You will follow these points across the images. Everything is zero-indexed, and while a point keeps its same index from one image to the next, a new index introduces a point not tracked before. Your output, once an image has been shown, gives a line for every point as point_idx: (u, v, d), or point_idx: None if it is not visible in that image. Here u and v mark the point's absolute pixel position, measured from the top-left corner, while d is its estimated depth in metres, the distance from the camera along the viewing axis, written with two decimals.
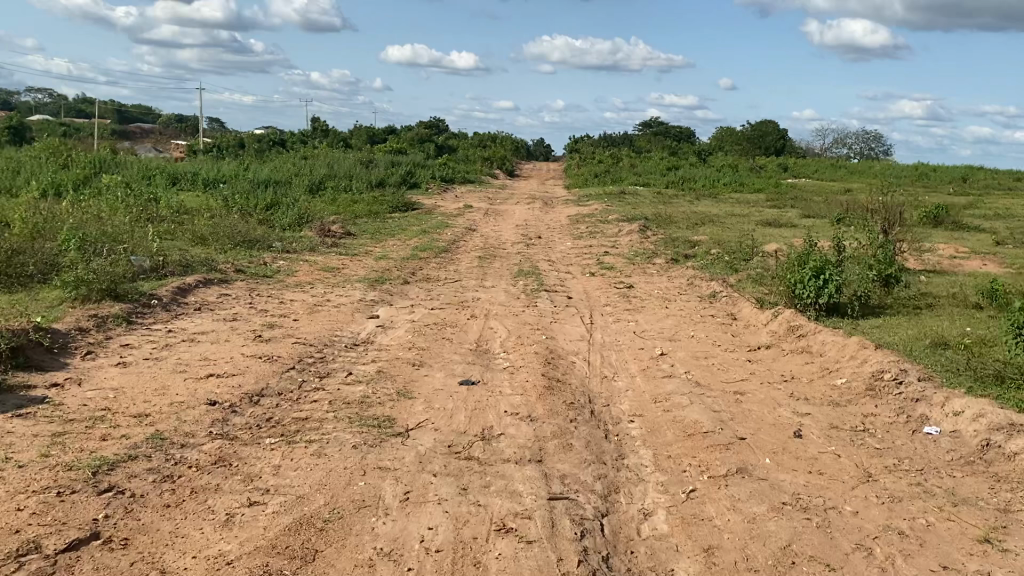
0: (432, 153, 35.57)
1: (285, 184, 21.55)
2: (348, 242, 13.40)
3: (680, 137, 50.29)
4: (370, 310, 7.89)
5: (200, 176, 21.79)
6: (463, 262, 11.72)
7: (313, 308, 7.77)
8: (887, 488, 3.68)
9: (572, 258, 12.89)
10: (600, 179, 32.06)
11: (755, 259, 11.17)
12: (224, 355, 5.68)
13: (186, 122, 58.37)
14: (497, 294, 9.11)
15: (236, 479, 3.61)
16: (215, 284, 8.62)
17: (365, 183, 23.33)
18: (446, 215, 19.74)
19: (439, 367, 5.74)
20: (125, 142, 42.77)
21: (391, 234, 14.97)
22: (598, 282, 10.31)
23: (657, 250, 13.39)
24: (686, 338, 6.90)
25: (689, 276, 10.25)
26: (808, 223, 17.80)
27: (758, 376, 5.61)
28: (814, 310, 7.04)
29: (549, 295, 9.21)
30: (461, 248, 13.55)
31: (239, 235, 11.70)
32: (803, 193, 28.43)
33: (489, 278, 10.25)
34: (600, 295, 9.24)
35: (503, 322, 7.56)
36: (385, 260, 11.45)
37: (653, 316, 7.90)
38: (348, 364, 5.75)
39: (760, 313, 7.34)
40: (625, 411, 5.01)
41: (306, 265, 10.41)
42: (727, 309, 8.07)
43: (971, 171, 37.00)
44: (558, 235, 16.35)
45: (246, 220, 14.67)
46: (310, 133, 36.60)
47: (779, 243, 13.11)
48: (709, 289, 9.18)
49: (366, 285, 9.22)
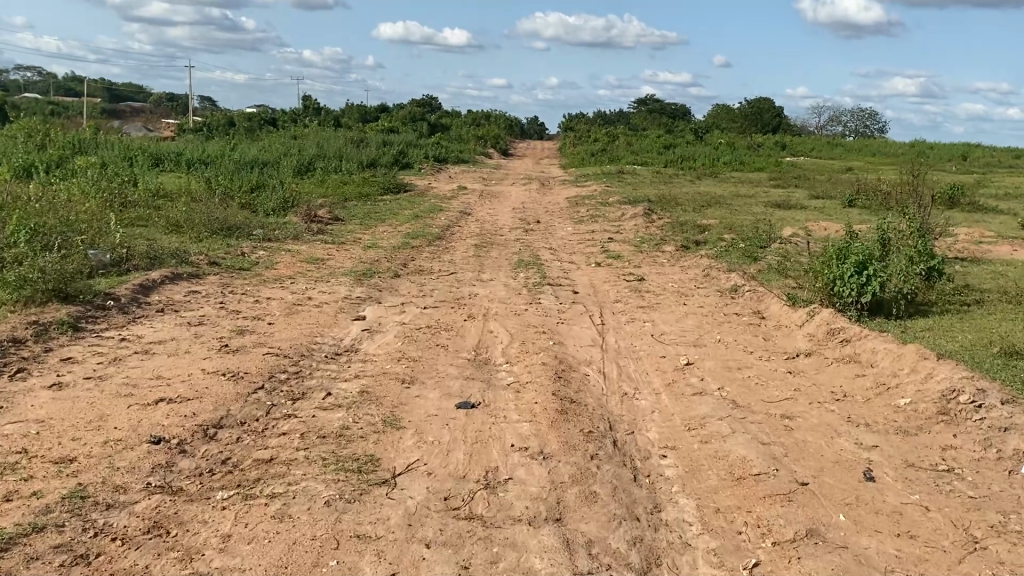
0: (425, 131, 34.49)
1: (272, 165, 20.61)
2: (336, 229, 12.52)
3: (676, 115, 49.39)
4: (355, 310, 7.06)
5: (183, 157, 20.80)
6: (459, 251, 10.90)
7: (291, 308, 6.93)
8: (1004, 562, 2.94)
9: (575, 245, 12.09)
10: (597, 158, 31.11)
11: (773, 248, 10.35)
12: (181, 374, 4.85)
13: (177, 101, 57.04)
14: (497, 289, 8.27)
15: (171, 558, 2.84)
16: (184, 278, 7.78)
17: (355, 163, 22.40)
18: (440, 197, 18.85)
19: (432, 385, 4.92)
20: (112, 121, 41.64)
21: (381, 219, 14.12)
22: (605, 273, 9.50)
23: (665, 235, 12.60)
24: (713, 343, 6.09)
25: (705, 266, 9.45)
26: (818, 204, 16.99)
27: (805, 395, 4.81)
28: (855, 309, 6.23)
29: (553, 289, 8.38)
30: (456, 235, 12.73)
31: (217, 222, 10.82)
32: (806, 172, 27.60)
33: (487, 269, 9.43)
34: (610, 289, 8.41)
35: (505, 324, 6.73)
36: (374, 249, 10.60)
37: (672, 315, 7.10)
38: (327, 381, 4.93)
39: (793, 313, 6.53)
40: (654, 440, 4.23)
41: (288, 256, 9.56)
42: (753, 307, 7.26)
43: (972, 149, 36.31)
44: (558, 219, 15.54)
45: (227, 204, 13.79)
46: (301, 111, 35.53)
47: (794, 228, 12.33)
48: (729, 282, 8.36)
49: (353, 279, 8.38)
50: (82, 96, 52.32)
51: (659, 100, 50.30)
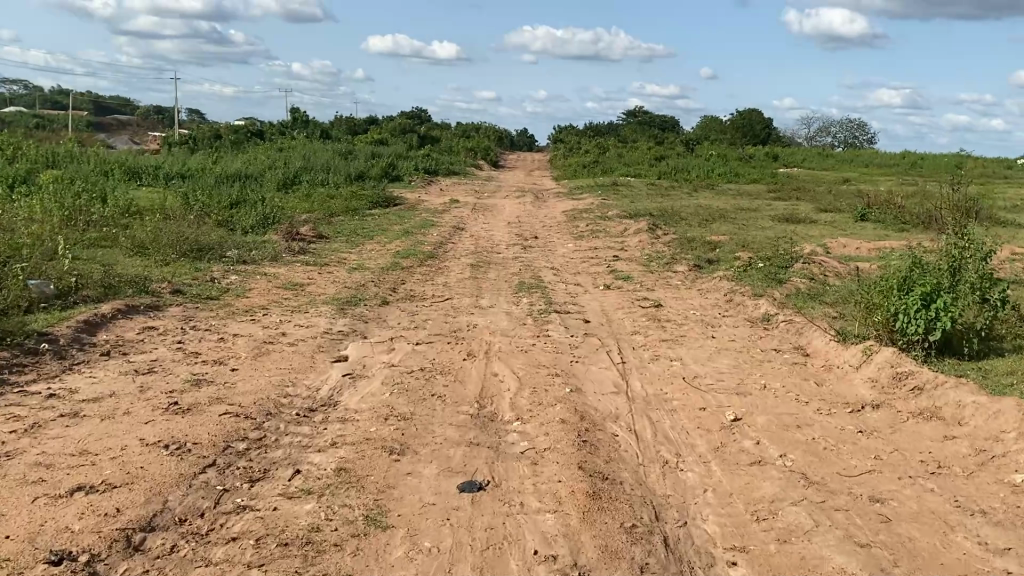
0: (415, 142, 33.69)
1: (255, 179, 19.65)
2: (320, 248, 11.54)
3: (667, 126, 48.92)
4: (336, 349, 6.08)
5: (162, 170, 19.80)
6: (453, 272, 9.98)
7: (261, 348, 5.95)
8: None
9: (578, 264, 11.20)
10: (590, 169, 30.34)
11: (797, 268, 9.49)
12: (111, 447, 3.86)
13: (165, 114, 56.05)
14: (498, 319, 7.32)
15: None
16: (140, 311, 6.79)
17: (343, 176, 21.48)
18: (430, 211, 17.94)
19: (428, 456, 3.96)
20: (97, 133, 40.63)
21: (369, 236, 13.17)
22: (616, 297, 8.58)
23: (675, 252, 11.72)
24: (758, 390, 5.16)
25: (727, 288, 8.57)
26: (828, 218, 16.19)
27: (890, 466, 3.91)
28: (921, 349, 5.32)
29: (561, 318, 7.45)
30: (449, 253, 11.79)
31: (187, 243, 9.83)
32: (805, 183, 26.95)
33: (486, 294, 8.49)
34: (625, 318, 7.47)
35: (511, 365, 5.77)
36: (360, 271, 9.62)
37: (701, 350, 6.17)
38: (297, 454, 3.97)
39: (846, 352, 5.63)
40: (717, 536, 3.32)
41: (263, 281, 8.58)
42: (793, 341, 6.34)
43: (967, 159, 35.85)
44: (557, 234, 14.66)
45: (203, 223, 12.81)
46: (288, 122, 34.63)
47: (811, 246, 11.49)
48: (759, 308, 7.46)
49: (335, 309, 7.41)
50: (66, 107, 51.26)
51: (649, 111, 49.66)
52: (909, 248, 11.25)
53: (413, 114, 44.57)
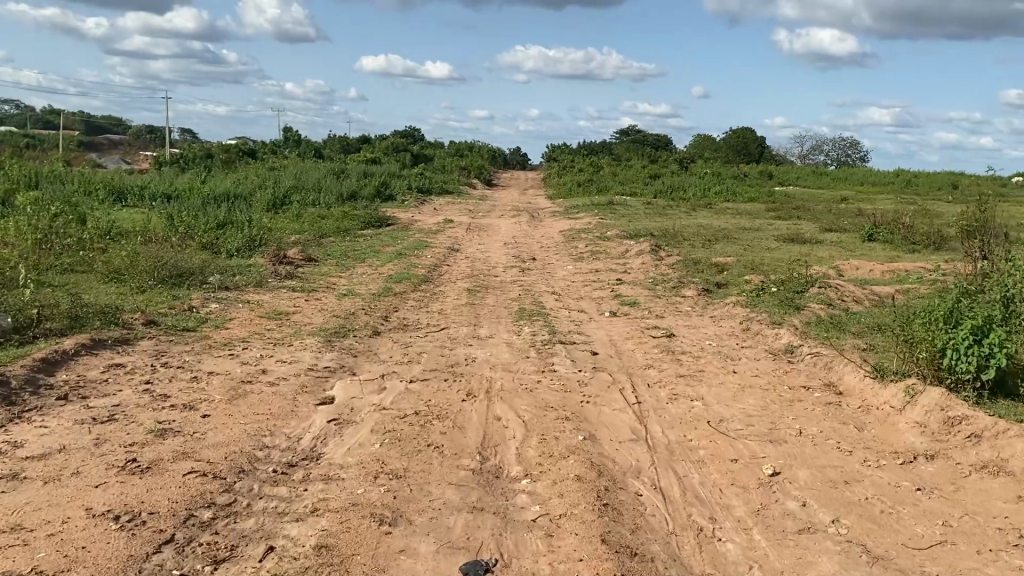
0: (408, 161, 33.29)
1: (244, 199, 19.12)
2: (308, 272, 10.96)
3: (659, 145, 48.78)
4: (321, 389, 5.50)
5: (148, 190, 19.24)
6: (449, 297, 9.44)
7: (238, 389, 5.37)
8: None
9: (580, 287, 10.69)
10: (585, 188, 29.93)
11: (813, 293, 8.99)
12: (50, 520, 3.27)
13: (157, 133, 55.58)
14: (498, 351, 6.77)
15: None
16: (107, 346, 6.22)
17: (334, 196, 20.99)
18: (424, 231, 17.43)
19: (424, 528, 3.40)
20: (87, 153, 40.10)
21: (360, 259, 12.63)
22: (623, 325, 8.05)
23: (680, 275, 11.23)
24: (793, 438, 4.62)
25: (742, 316, 8.06)
26: (833, 238, 15.75)
27: (963, 536, 3.38)
28: (973, 389, 4.78)
29: (567, 349, 6.91)
30: (444, 276, 11.26)
31: (166, 269, 9.27)
32: (803, 202, 26.60)
33: (484, 323, 7.94)
34: (635, 349, 6.93)
35: (515, 407, 5.20)
36: (350, 297, 9.06)
37: (724, 389, 5.63)
38: (273, 526, 3.41)
39: (886, 393, 5.10)
40: None
41: (246, 310, 8.02)
42: (823, 377, 5.81)
43: (960, 177, 35.72)
44: (555, 256, 14.16)
45: (186, 247, 12.25)
46: (280, 141, 34.20)
47: (821, 269, 11.02)
48: (779, 340, 6.94)
49: (322, 341, 6.85)
50: (58, 127, 50.78)
51: (642, 129, 49.48)
52: (925, 271, 10.78)
53: (406, 133, 44.21)
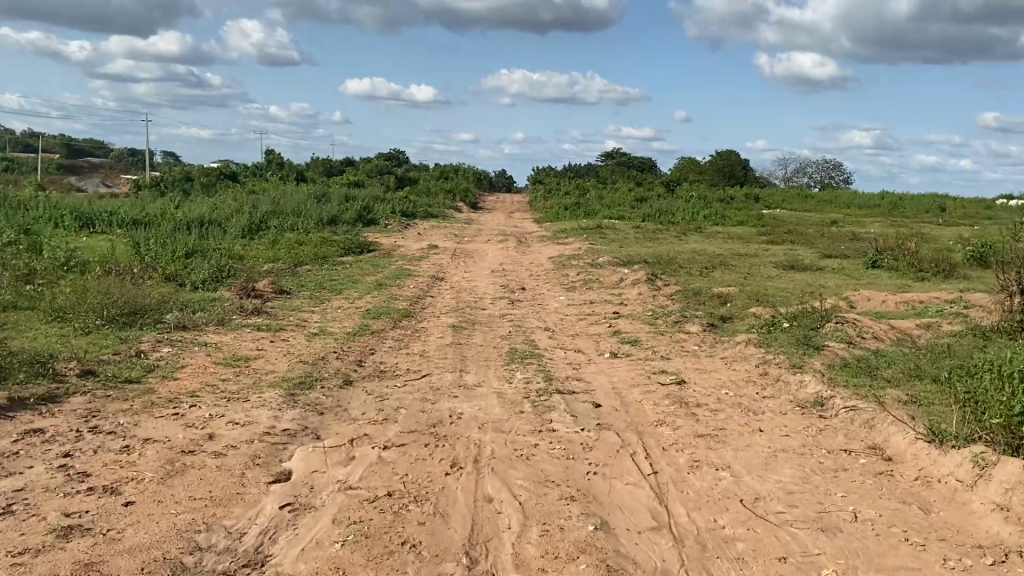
0: (392, 185, 32.54)
1: (219, 224, 18.21)
2: (279, 307, 10.04)
3: (644, 168, 48.49)
4: (276, 461, 4.62)
5: (117, 215, 18.28)
6: (432, 336, 8.57)
7: (175, 463, 4.47)
8: None
9: (574, 322, 9.88)
10: (573, 212, 29.24)
11: (830, 330, 8.21)
12: None
13: (141, 156, 54.55)
14: (487, 404, 5.91)
15: None
16: (27, 407, 5.30)
17: (314, 220, 20.15)
18: (407, 258, 16.59)
19: None
20: (66, 176, 39.00)
21: (337, 290, 11.75)
22: (627, 368, 7.21)
23: (682, 307, 10.44)
24: (850, 525, 3.81)
25: (758, 358, 7.26)
26: (834, 265, 15.05)
27: None
28: None
29: (566, 401, 6.04)
30: (426, 310, 10.40)
31: (118, 306, 8.35)
32: (794, 226, 26.08)
33: (471, 368, 7.07)
34: (643, 401, 6.08)
35: (510, 483, 4.35)
36: (322, 338, 8.16)
37: (753, 456, 4.80)
38: None
39: (952, 463, 4.29)
40: None
41: (201, 356, 7.11)
42: (866, 439, 5.01)
43: (946, 200, 35.44)
44: (545, 286, 13.35)
45: (148, 280, 11.33)
46: (263, 164, 33.38)
47: (831, 301, 10.28)
48: (806, 389, 6.13)
49: (284, 395, 5.95)
50: (38, 150, 49.66)
51: (627, 152, 49.21)
52: (943, 303, 10.06)
53: (390, 156, 43.52)
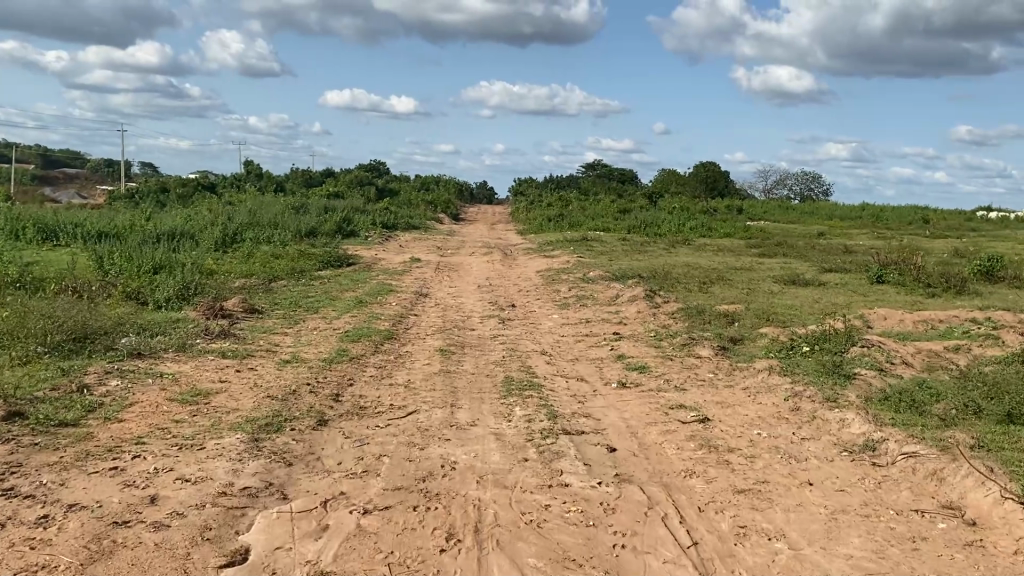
0: (373, 196, 31.59)
1: (190, 237, 17.18)
2: (248, 329, 9.11)
3: (626, 180, 47.98)
4: (231, 534, 3.75)
5: (82, 227, 17.21)
6: (416, 363, 7.69)
7: (102, 540, 3.59)
8: None
9: (572, 344, 9.06)
10: (557, 223, 28.48)
11: (856, 354, 7.46)
12: None
13: (117, 167, 53.02)
14: (485, 450, 5.05)
15: None
16: None
17: (291, 233, 19.18)
18: (389, 272, 15.70)
19: None
20: (36, 186, 37.48)
21: (314, 309, 10.84)
22: (639, 402, 6.38)
23: (687, 328, 9.66)
24: None
25: (784, 390, 6.47)
26: (836, 280, 14.38)
27: None
28: None
29: (577, 445, 5.21)
30: (410, 332, 9.51)
31: (63, 332, 7.39)
32: (783, 238, 25.58)
33: (462, 403, 6.20)
34: (665, 443, 5.27)
35: (522, 564, 3.53)
36: (294, 367, 7.24)
37: (811, 519, 4.00)
38: None
39: None
40: None
41: (154, 390, 6.17)
42: (938, 496, 4.25)
43: (929, 212, 35.24)
44: (536, 302, 12.53)
45: (106, 299, 10.34)
46: (242, 175, 32.32)
47: (846, 320, 9.56)
48: (849, 429, 5.35)
49: (246, 441, 5.04)
50: (9, 159, 47.94)
51: (608, 164, 48.69)
52: (965, 323, 9.39)
53: (370, 168, 42.55)
